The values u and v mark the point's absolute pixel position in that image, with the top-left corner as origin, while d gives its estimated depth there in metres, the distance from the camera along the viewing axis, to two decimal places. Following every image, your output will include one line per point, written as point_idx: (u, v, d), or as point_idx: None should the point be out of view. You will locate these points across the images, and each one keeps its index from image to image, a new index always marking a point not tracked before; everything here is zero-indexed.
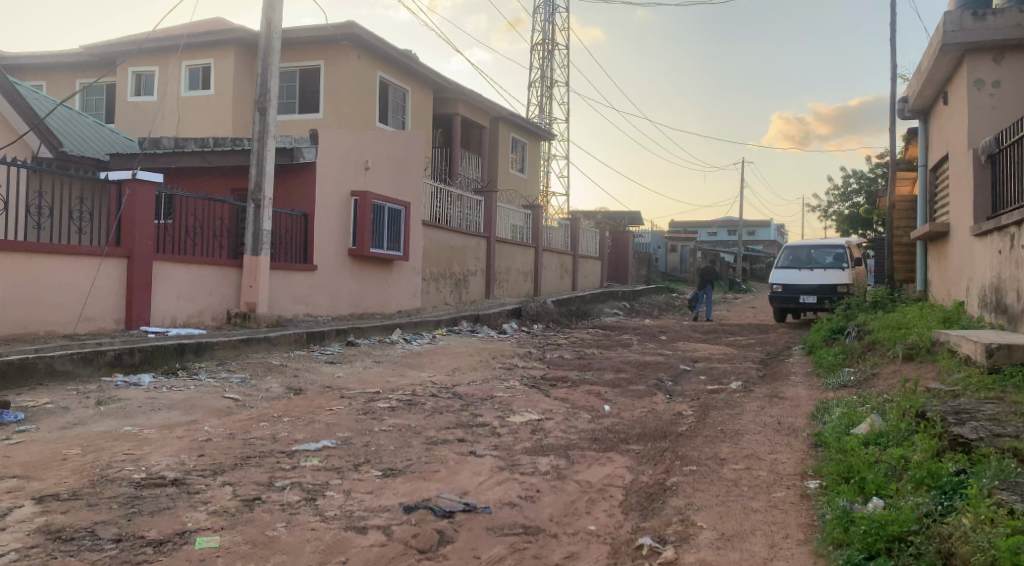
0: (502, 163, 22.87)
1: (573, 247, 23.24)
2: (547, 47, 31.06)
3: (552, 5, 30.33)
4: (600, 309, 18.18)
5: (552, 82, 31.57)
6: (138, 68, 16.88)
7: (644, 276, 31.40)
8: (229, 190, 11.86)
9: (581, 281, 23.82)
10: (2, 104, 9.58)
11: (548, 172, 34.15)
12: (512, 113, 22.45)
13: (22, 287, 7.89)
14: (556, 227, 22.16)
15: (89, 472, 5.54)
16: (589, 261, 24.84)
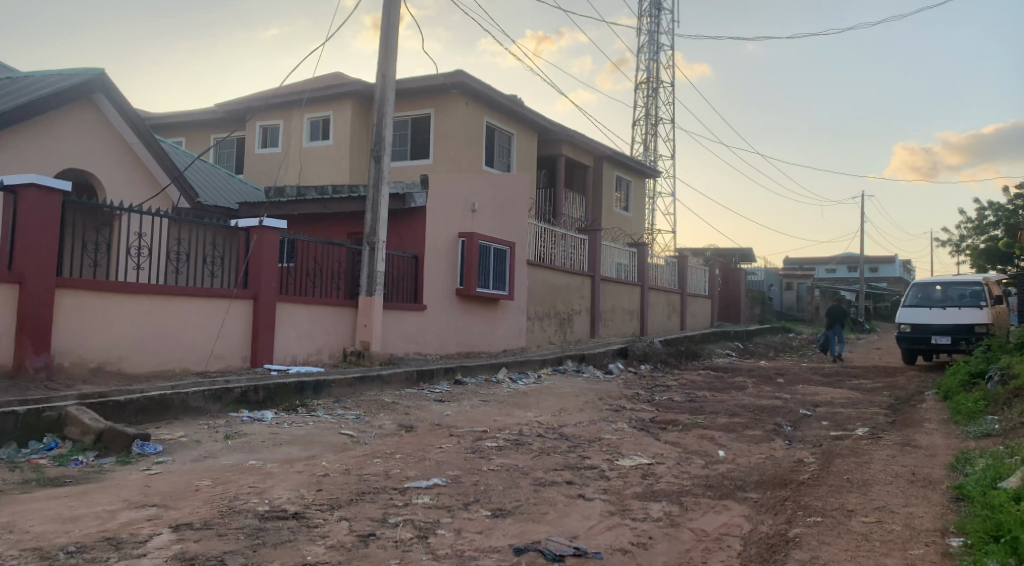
0: (607, 202, 22.89)
1: (681, 285, 22.83)
2: (652, 85, 31.01)
3: (656, 44, 30.37)
4: (711, 349, 17.66)
5: (657, 120, 31.40)
6: (265, 122, 18.17)
7: (757, 315, 30.30)
8: (346, 234, 12.47)
9: (689, 319, 23.31)
10: (148, 160, 10.39)
11: (653, 210, 33.84)
12: (617, 153, 22.49)
13: (161, 328, 8.53)
14: (663, 264, 21.85)
15: (219, 503, 5.86)
16: (698, 299, 24.26)
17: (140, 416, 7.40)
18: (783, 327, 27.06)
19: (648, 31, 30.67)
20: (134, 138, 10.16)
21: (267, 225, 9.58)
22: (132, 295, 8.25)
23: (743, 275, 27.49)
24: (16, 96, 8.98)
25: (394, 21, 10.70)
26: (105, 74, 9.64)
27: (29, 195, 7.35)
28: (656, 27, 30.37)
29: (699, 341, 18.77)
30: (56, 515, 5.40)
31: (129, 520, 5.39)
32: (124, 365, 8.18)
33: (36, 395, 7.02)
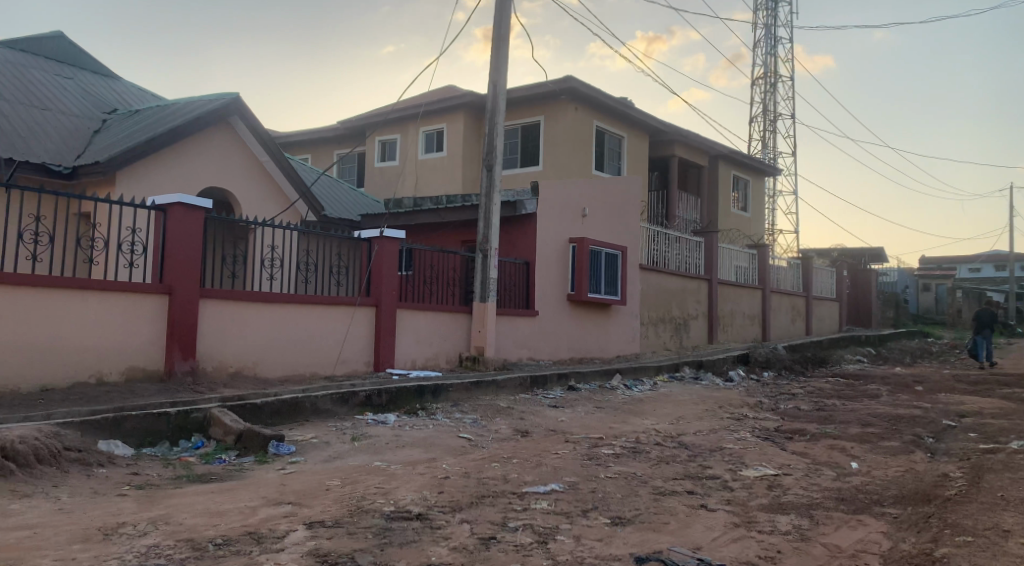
0: (723, 203, 22.26)
1: (805, 288, 21.85)
2: (769, 79, 29.89)
3: (774, 37, 29.27)
4: (839, 355, 16.75)
5: (776, 115, 30.26)
6: (383, 136, 18.95)
7: (890, 319, 28.50)
8: (459, 242, 12.78)
9: (814, 324, 22.25)
10: (278, 177, 11.06)
11: (773, 210, 32.60)
12: (733, 151, 21.82)
13: (292, 335, 9.04)
14: (786, 267, 20.98)
15: (348, 502, 6.13)
16: (823, 303, 23.09)
17: (276, 418, 7.86)
18: (920, 331, 25.28)
19: (765, 24, 29.61)
20: (266, 156, 10.85)
21: (387, 235, 9.96)
22: (265, 304, 8.79)
23: (873, 276, 25.93)
24: (165, 122, 9.79)
25: (504, 31, 10.87)
26: (239, 98, 10.33)
27: (176, 214, 8.02)
28: (773, 20, 29.29)
29: (826, 347, 17.88)
30: (205, 509, 5.82)
31: (268, 516, 5.72)
32: (260, 369, 8.73)
33: (185, 397, 7.62)
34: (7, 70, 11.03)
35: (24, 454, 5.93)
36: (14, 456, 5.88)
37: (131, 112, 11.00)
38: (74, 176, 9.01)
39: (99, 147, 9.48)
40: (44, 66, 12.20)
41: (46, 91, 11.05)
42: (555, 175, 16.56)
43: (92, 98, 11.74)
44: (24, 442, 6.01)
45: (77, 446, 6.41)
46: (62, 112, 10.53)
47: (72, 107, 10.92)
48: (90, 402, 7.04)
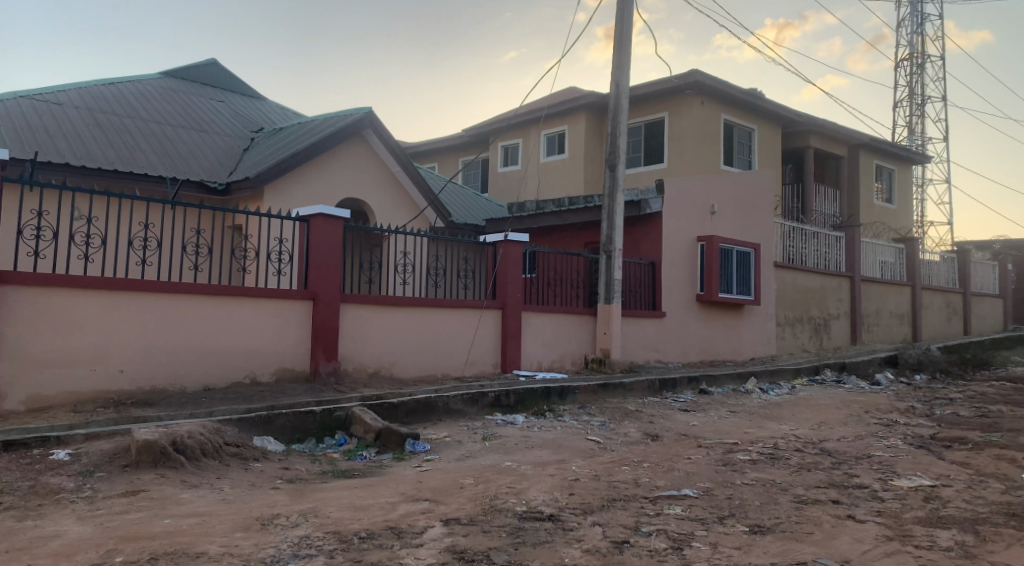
0: (866, 194, 20.96)
1: (962, 285, 20.18)
2: (916, 60, 27.83)
3: (921, 14, 27.23)
4: (1005, 357, 15.32)
5: (924, 98, 28.15)
6: (506, 142, 19.28)
7: None
8: (583, 243, 12.80)
9: (973, 322, 20.48)
10: (409, 186, 11.51)
11: (922, 200, 30.31)
12: (875, 139, 20.50)
13: (424, 337, 9.38)
14: (938, 261, 19.44)
15: (481, 501, 6.26)
16: (983, 300, 21.19)
17: (412, 417, 8.18)
18: None
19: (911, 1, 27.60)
20: (397, 167, 11.30)
21: (512, 239, 10.12)
22: (398, 307, 9.16)
23: None
24: (306, 138, 10.43)
25: (626, 29, 10.76)
26: (372, 111, 10.83)
27: (318, 224, 8.54)
28: None
29: (988, 348, 16.41)
30: (349, 503, 6.14)
31: (407, 512, 5.95)
32: (395, 370, 9.11)
33: (329, 397, 8.08)
34: (171, 99, 12.18)
35: (191, 447, 6.49)
36: (183, 450, 6.44)
37: (276, 130, 11.80)
38: (227, 192, 9.79)
39: (248, 165, 10.24)
40: (201, 92, 13.36)
41: (203, 114, 12.09)
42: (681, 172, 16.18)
43: (242, 119, 12.71)
44: (191, 436, 6.57)
45: (235, 441, 6.94)
46: (217, 133, 11.48)
47: (225, 128, 11.87)
48: (246, 400, 7.62)
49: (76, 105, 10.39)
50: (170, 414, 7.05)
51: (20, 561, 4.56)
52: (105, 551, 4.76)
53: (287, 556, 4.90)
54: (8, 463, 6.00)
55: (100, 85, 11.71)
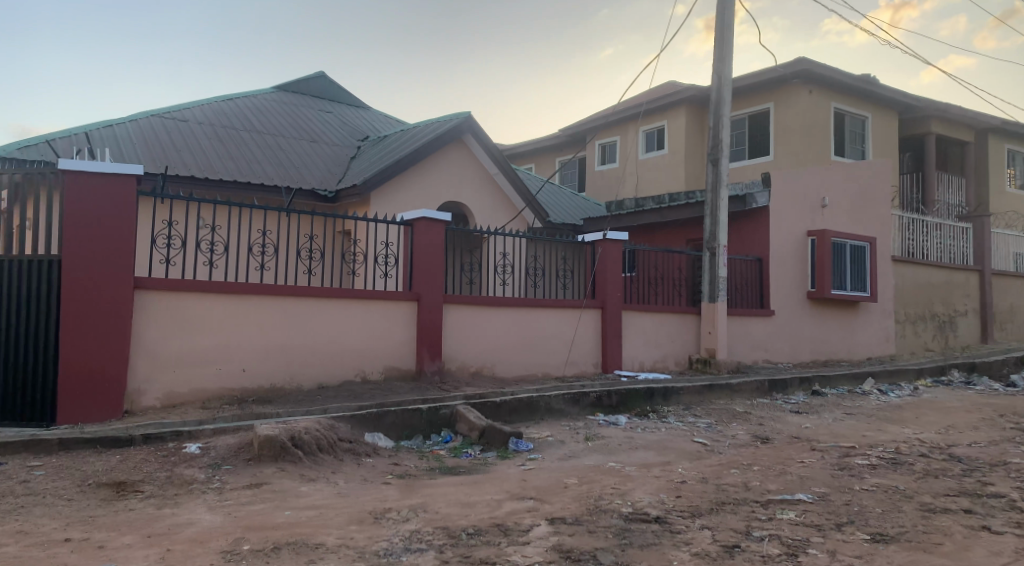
0: (996, 182, 19.48)
1: None
2: None
3: None
4: None
5: None
6: (602, 139, 19.17)
7: None
8: (685, 241, 12.55)
9: None
10: (507, 187, 11.63)
11: None
12: (1007, 121, 19.01)
13: (525, 336, 9.47)
14: None
15: (586, 501, 6.25)
16: None
17: (514, 416, 8.27)
18: None
19: None
20: (495, 168, 11.43)
21: (611, 238, 10.06)
22: (499, 307, 9.29)
23: None
24: (408, 144, 10.73)
25: (728, 19, 10.46)
26: (471, 116, 10.99)
27: (421, 227, 8.78)
28: None
29: None
30: (457, 499, 6.27)
31: (513, 510, 6.01)
32: (496, 369, 9.25)
33: (434, 395, 8.29)
34: (284, 112, 12.84)
35: (308, 442, 6.81)
36: (301, 444, 6.77)
37: (380, 138, 12.21)
38: (336, 199, 10.25)
39: (354, 172, 10.66)
40: (310, 104, 14.01)
41: (313, 125, 12.68)
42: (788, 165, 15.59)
43: (349, 127, 13.25)
44: (307, 432, 6.90)
45: (348, 437, 7.24)
46: (326, 142, 12.01)
47: (333, 137, 12.40)
48: (357, 398, 7.92)
49: (200, 121, 11.12)
50: (288, 411, 7.44)
51: (160, 545, 4.93)
52: (234, 539, 5.08)
53: (400, 550, 5.06)
54: (147, 454, 6.51)
55: (220, 101, 12.49)
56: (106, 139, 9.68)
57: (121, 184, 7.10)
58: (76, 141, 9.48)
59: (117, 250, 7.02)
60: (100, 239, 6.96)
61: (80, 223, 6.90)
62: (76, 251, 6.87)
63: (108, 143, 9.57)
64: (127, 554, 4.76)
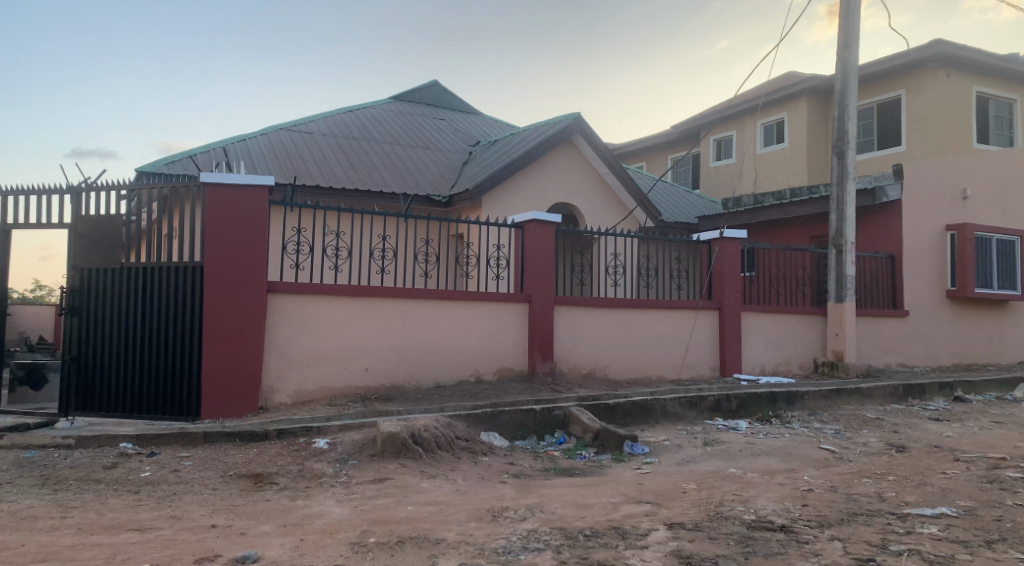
0: None
1: None
2: None
3: None
4: None
5: None
6: (717, 135, 18.67)
7: None
8: (808, 238, 11.97)
9: None
10: (618, 187, 11.52)
11: None
12: None
13: (638, 338, 9.37)
14: None
15: (706, 507, 6.09)
16: None
17: (629, 419, 8.19)
18: None
19: None
20: (605, 168, 11.34)
21: (728, 236, 9.80)
22: (611, 308, 9.24)
23: None
24: (519, 147, 10.86)
25: (853, 4, 9.92)
26: (580, 116, 10.95)
27: (532, 229, 8.86)
28: None
29: None
30: (573, 501, 6.26)
31: (630, 513, 5.94)
32: (609, 371, 9.19)
33: (547, 396, 8.33)
34: (400, 121, 13.32)
35: (427, 440, 7.02)
36: (420, 442, 6.99)
37: (491, 142, 12.42)
38: (449, 204, 10.52)
39: (467, 177, 10.90)
40: (425, 112, 14.47)
41: (428, 133, 13.07)
42: (922, 154, 14.60)
43: (462, 134, 13.56)
44: (426, 429, 7.11)
45: (465, 436, 7.40)
46: (440, 149, 12.34)
47: (447, 144, 12.74)
48: (472, 398, 8.08)
49: (323, 133, 11.73)
50: (408, 409, 7.69)
51: (294, 535, 5.23)
52: (360, 531, 5.31)
53: (518, 548, 5.12)
54: (280, 448, 6.91)
55: (342, 113, 13.12)
56: (240, 152, 10.38)
57: (254, 194, 7.58)
58: (215, 155, 10.23)
59: (254, 258, 7.52)
60: (237, 247, 7.47)
61: (218, 233, 7.43)
62: (215, 258, 7.39)
63: (243, 156, 10.27)
64: (266, 541, 5.08)
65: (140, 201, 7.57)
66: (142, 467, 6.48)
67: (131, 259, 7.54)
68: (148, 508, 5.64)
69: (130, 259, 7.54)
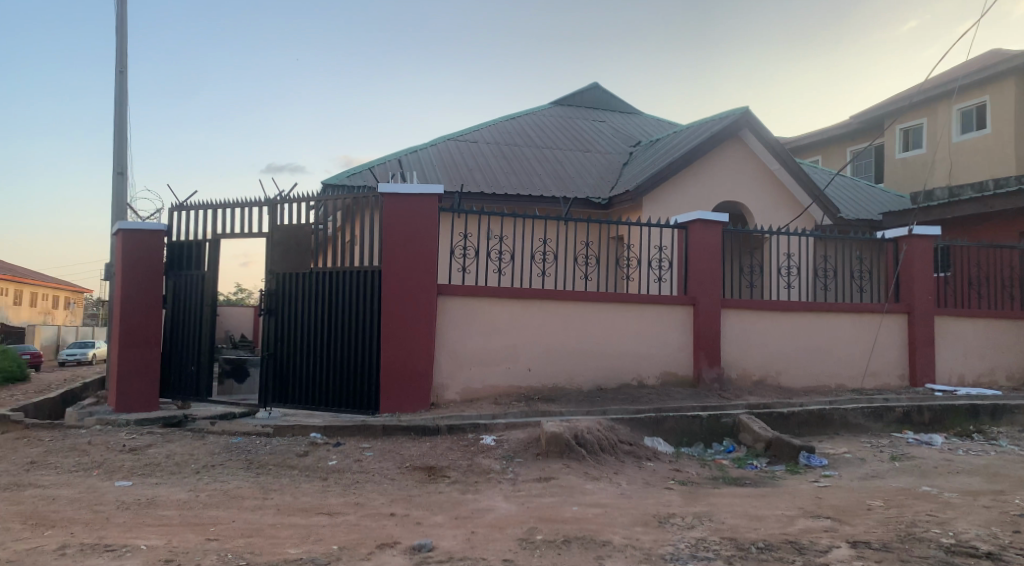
0: None
1: None
2: None
3: None
4: None
5: None
6: (905, 123, 17.24)
7: None
8: (1015, 234, 11.03)
9: None
10: (790, 183, 10.91)
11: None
12: None
13: (814, 343, 8.85)
14: None
15: (895, 526, 5.59)
16: None
17: (804, 429, 7.76)
18: None
19: None
20: (776, 164, 10.77)
21: (919, 233, 9.07)
22: (783, 312, 8.80)
23: None
24: (682, 146, 10.61)
25: None
26: (748, 110, 10.49)
27: (696, 230, 8.64)
28: None
29: None
30: (744, 511, 5.98)
31: (808, 528, 5.58)
32: (782, 379, 8.75)
33: (714, 402, 8.08)
34: (561, 126, 13.50)
35: (590, 442, 7.04)
36: (584, 443, 7.02)
37: (653, 141, 12.25)
38: (609, 205, 10.53)
39: (627, 178, 10.83)
40: (585, 115, 14.53)
41: (589, 136, 13.14)
42: None
43: (623, 135, 13.48)
44: (590, 432, 7.13)
45: (628, 440, 7.34)
46: (600, 151, 12.35)
47: (608, 146, 12.73)
48: (636, 402, 8.01)
49: (487, 141, 12.15)
50: (571, 411, 7.76)
51: (466, 527, 5.45)
52: (528, 528, 5.43)
53: (687, 556, 5.00)
54: (451, 443, 7.22)
55: (505, 120, 13.49)
56: (413, 163, 10.99)
57: (424, 202, 7.99)
58: (391, 167, 10.92)
59: (425, 263, 7.92)
60: (410, 252, 7.91)
61: (394, 240, 7.90)
62: (391, 263, 7.87)
63: (415, 166, 10.88)
64: (439, 532, 5.32)
65: (325, 210, 8.19)
66: (330, 456, 7.03)
67: (319, 264, 8.19)
68: (336, 494, 6.11)
69: (318, 264, 8.19)
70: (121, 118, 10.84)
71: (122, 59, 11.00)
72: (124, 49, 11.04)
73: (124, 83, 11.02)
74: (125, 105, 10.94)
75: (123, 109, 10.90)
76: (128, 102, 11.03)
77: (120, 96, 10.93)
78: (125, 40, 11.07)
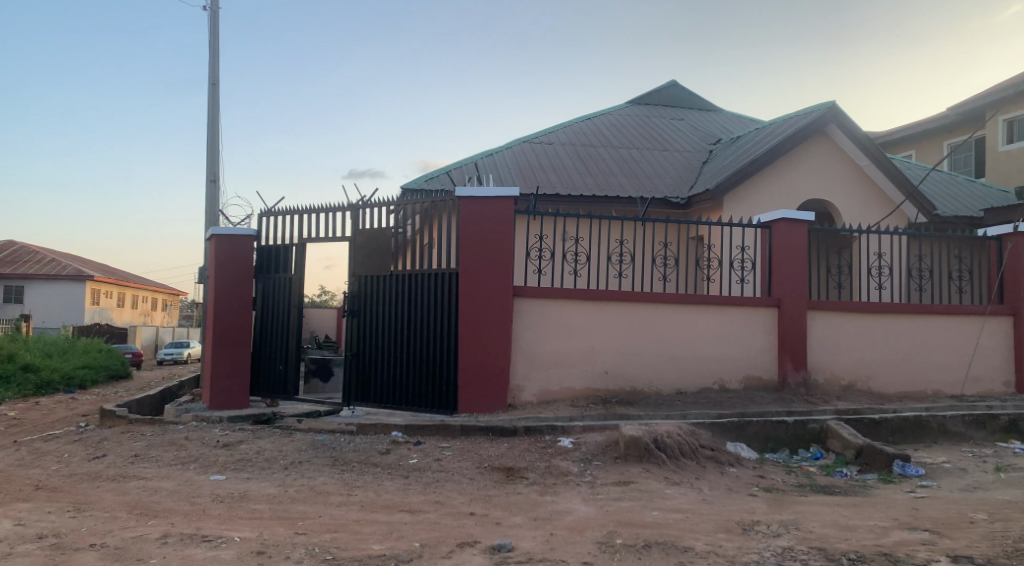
0: None
1: None
2: None
3: None
4: None
5: None
6: (1009, 113, 16.25)
7: None
8: None
9: None
10: (880, 179, 10.41)
11: None
12: None
13: (909, 347, 8.49)
14: None
15: (1000, 541, 5.26)
16: None
17: (898, 436, 7.43)
18: None
19: None
20: (865, 160, 10.28)
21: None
22: (876, 314, 8.45)
23: None
24: (764, 143, 10.33)
25: None
26: (835, 105, 10.11)
27: (780, 229, 8.38)
28: None
29: None
30: (834, 520, 5.75)
31: (904, 540, 5.32)
32: (873, 384, 8.42)
33: (800, 408, 7.82)
34: (638, 125, 13.35)
35: (670, 447, 6.91)
36: (663, 448, 6.90)
37: (734, 139, 11.95)
38: (688, 205, 10.36)
39: (706, 177, 10.61)
40: (662, 114, 14.32)
41: (666, 135, 12.95)
42: None
43: (701, 132, 13.22)
44: (669, 436, 7.00)
45: (710, 445, 7.16)
46: (678, 150, 12.16)
47: (686, 144, 12.51)
48: (717, 406, 7.84)
49: (562, 142, 12.15)
50: (650, 414, 7.67)
51: (545, 529, 5.45)
52: (608, 532, 5.39)
53: None
54: (528, 445, 7.24)
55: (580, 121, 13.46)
56: (490, 166, 11.08)
57: (501, 204, 8.05)
58: (468, 170, 11.06)
59: (503, 265, 7.99)
60: (488, 254, 7.99)
61: (473, 242, 8.00)
62: (469, 265, 7.96)
63: (492, 169, 10.99)
64: (518, 533, 5.35)
65: (404, 215, 8.36)
66: (411, 455, 7.16)
67: (399, 267, 8.38)
68: (417, 492, 6.23)
69: (398, 267, 8.39)
70: (214, 129, 11.39)
71: (214, 73, 11.56)
72: (216, 62, 11.60)
73: (216, 95, 11.57)
74: (217, 116, 11.49)
75: (215, 120, 11.44)
76: (219, 113, 11.57)
77: (212, 108, 11.48)
78: (217, 53, 11.64)
